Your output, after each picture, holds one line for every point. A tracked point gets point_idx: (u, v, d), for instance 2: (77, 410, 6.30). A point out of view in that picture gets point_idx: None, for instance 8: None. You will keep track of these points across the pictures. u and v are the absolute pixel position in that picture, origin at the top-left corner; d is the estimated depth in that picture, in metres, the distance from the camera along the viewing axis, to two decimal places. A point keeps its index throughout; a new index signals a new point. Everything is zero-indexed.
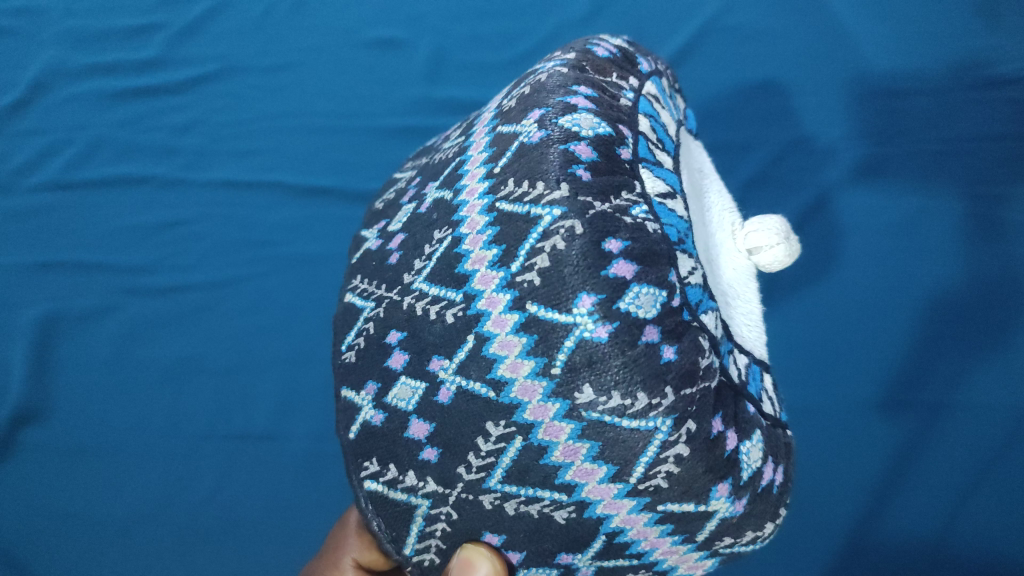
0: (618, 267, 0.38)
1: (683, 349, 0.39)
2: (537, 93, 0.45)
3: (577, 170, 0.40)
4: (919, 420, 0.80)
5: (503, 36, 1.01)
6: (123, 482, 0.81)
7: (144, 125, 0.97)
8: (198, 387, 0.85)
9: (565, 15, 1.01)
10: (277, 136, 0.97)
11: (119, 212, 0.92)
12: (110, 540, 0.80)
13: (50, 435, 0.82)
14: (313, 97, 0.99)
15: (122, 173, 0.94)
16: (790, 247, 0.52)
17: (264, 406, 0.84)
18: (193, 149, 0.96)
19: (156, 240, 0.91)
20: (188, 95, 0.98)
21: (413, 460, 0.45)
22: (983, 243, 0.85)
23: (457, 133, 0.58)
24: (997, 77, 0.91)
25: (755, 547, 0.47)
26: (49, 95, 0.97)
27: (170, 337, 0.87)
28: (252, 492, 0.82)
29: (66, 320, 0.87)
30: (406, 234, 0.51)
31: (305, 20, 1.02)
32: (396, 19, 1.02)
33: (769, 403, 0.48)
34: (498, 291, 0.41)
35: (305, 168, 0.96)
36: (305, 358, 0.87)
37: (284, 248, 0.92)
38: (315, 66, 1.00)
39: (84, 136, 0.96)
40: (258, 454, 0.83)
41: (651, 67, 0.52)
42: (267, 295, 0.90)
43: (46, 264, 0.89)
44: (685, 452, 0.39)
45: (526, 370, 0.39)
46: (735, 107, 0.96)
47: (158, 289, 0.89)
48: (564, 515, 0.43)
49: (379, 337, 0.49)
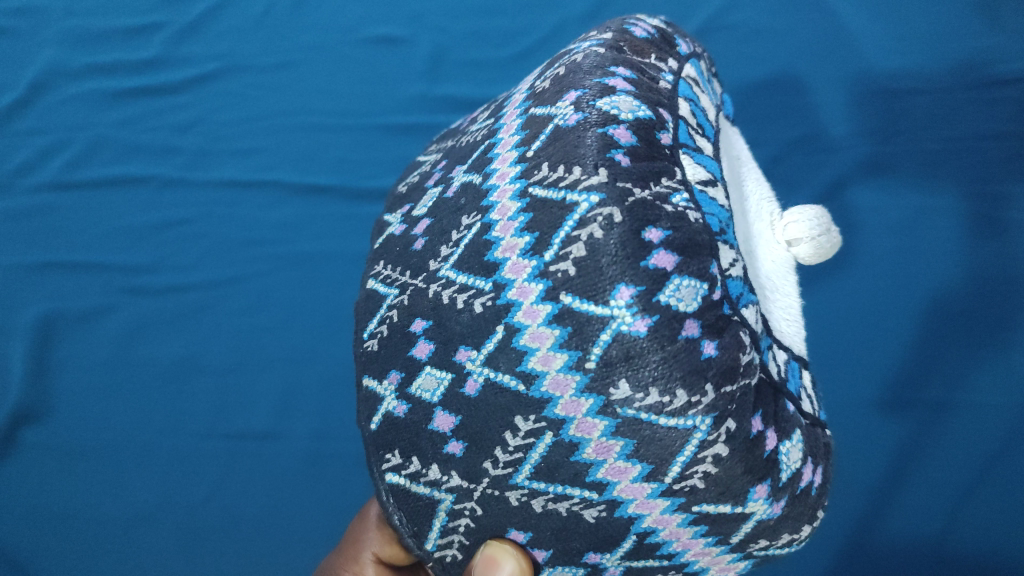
0: (658, 258, 0.37)
1: (724, 345, 0.38)
2: (573, 74, 0.43)
3: (616, 155, 0.38)
4: (933, 432, 0.77)
5: (507, 34, 0.99)
6: (121, 486, 0.80)
7: (145, 124, 0.95)
8: (197, 389, 0.84)
9: (567, 13, 0.99)
10: (278, 133, 0.95)
11: (119, 212, 0.91)
12: (108, 542, 0.79)
13: (50, 436, 0.82)
14: (314, 95, 0.97)
15: (123, 172, 0.92)
16: (829, 241, 0.52)
17: (262, 408, 0.83)
18: (194, 148, 0.94)
19: (157, 240, 0.90)
20: (190, 94, 0.97)
21: (437, 453, 0.44)
22: (1004, 250, 0.82)
23: (484, 115, 0.56)
24: (1019, 78, 0.87)
25: (790, 549, 0.46)
26: (51, 95, 0.96)
27: (169, 338, 0.86)
28: (251, 494, 0.81)
29: (67, 321, 0.86)
30: (432, 219, 0.49)
31: (305, 17, 1.00)
32: (397, 16, 1.00)
33: (807, 401, 0.46)
34: (530, 280, 0.39)
35: (306, 166, 0.94)
36: (301, 358, 0.85)
37: (283, 247, 0.91)
38: (315, 64, 0.98)
39: (84, 135, 0.94)
40: (257, 455, 0.82)
41: (690, 49, 0.50)
42: (267, 295, 0.88)
43: (44, 266, 0.88)
44: (724, 452, 0.38)
45: (559, 364, 0.38)
46: (740, 110, 0.93)
47: (159, 289, 0.88)
48: (595, 514, 0.41)
49: (404, 325, 0.47)
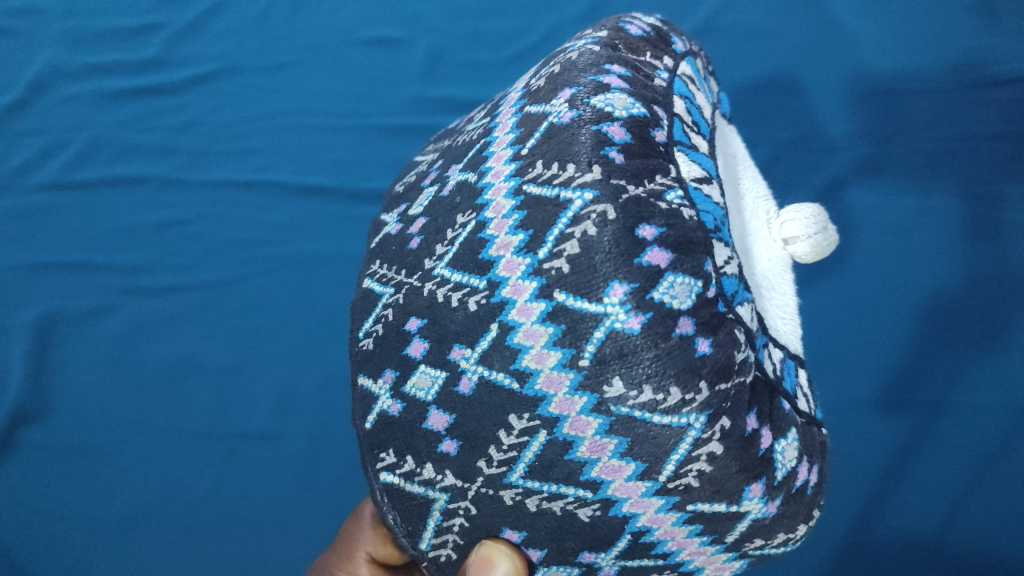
0: (652, 255, 0.36)
1: (718, 343, 0.38)
2: (567, 71, 0.43)
3: (610, 153, 0.38)
4: (933, 434, 0.77)
5: (503, 37, 0.99)
6: (119, 485, 0.80)
7: (144, 125, 0.95)
8: (195, 388, 0.84)
9: (565, 15, 0.99)
10: (276, 135, 0.95)
11: (118, 212, 0.91)
12: (107, 541, 0.79)
13: (48, 436, 0.82)
14: (312, 96, 0.97)
15: (121, 173, 0.92)
16: (826, 238, 0.52)
17: (261, 407, 0.83)
18: (192, 149, 0.95)
19: (155, 240, 0.90)
20: (187, 94, 0.97)
21: (432, 452, 0.44)
22: (1001, 250, 0.81)
23: (481, 114, 0.56)
24: (1017, 79, 0.87)
25: (785, 548, 0.45)
26: (50, 95, 0.96)
27: (168, 338, 0.86)
28: (249, 493, 0.81)
29: (65, 321, 0.86)
30: (428, 218, 0.49)
31: (304, 19, 1.00)
32: (395, 18, 1.00)
33: (803, 399, 0.46)
34: (524, 278, 0.39)
35: (304, 167, 0.94)
36: (299, 358, 0.85)
37: (281, 248, 0.91)
38: (313, 66, 0.98)
39: (83, 135, 0.95)
40: (256, 455, 0.82)
41: (686, 46, 0.50)
42: (265, 296, 0.88)
43: (42, 266, 0.88)
44: (718, 450, 0.37)
45: (552, 362, 0.38)
46: (738, 111, 0.93)
47: (157, 289, 0.88)
48: (589, 513, 0.41)
49: (399, 323, 0.47)
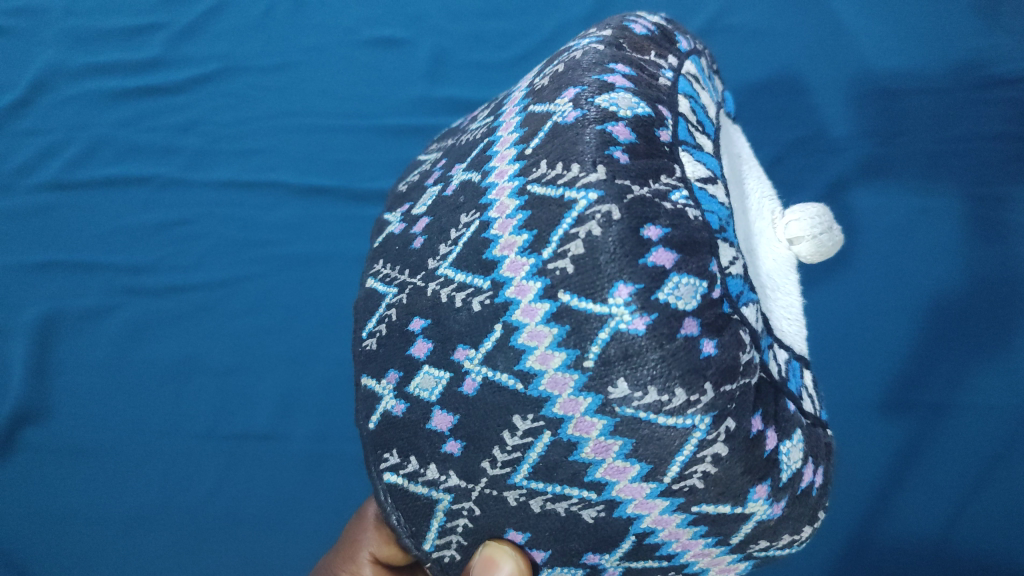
0: (657, 255, 0.36)
1: (723, 344, 0.37)
2: (572, 71, 0.43)
3: (615, 152, 0.38)
4: (937, 434, 0.77)
5: (505, 35, 0.99)
6: (121, 485, 0.81)
7: (145, 125, 0.95)
8: (197, 388, 0.84)
9: (567, 14, 0.99)
10: (277, 134, 0.95)
11: (119, 211, 0.91)
12: (109, 541, 0.79)
13: (49, 436, 0.82)
14: (313, 96, 0.97)
15: (122, 173, 0.92)
16: (831, 239, 0.52)
17: (263, 407, 0.83)
18: (193, 148, 0.94)
19: (157, 239, 0.90)
20: (188, 93, 0.97)
21: (435, 453, 0.44)
22: (1004, 250, 0.81)
23: (485, 113, 0.55)
24: (1019, 78, 0.87)
25: (790, 550, 0.45)
26: (50, 94, 0.96)
27: (169, 338, 0.86)
28: (251, 493, 0.81)
29: (66, 321, 0.86)
30: (431, 218, 0.49)
31: (305, 18, 1.00)
32: (396, 17, 1.00)
33: (807, 400, 0.46)
34: (528, 279, 0.38)
35: (306, 166, 0.94)
36: (302, 358, 0.85)
37: (283, 248, 0.91)
38: (314, 65, 0.98)
39: (84, 134, 0.95)
40: (258, 455, 0.82)
41: (691, 45, 0.50)
42: (267, 296, 0.88)
43: (43, 266, 0.88)
44: (723, 451, 0.37)
45: (557, 363, 0.37)
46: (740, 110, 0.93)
47: (159, 289, 0.88)
48: (593, 515, 0.41)
49: (402, 323, 0.47)
